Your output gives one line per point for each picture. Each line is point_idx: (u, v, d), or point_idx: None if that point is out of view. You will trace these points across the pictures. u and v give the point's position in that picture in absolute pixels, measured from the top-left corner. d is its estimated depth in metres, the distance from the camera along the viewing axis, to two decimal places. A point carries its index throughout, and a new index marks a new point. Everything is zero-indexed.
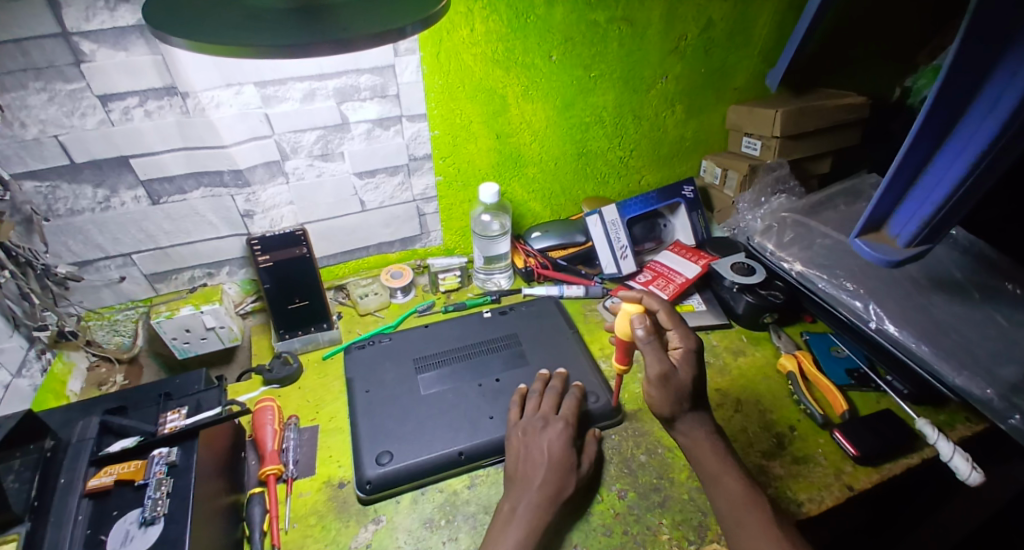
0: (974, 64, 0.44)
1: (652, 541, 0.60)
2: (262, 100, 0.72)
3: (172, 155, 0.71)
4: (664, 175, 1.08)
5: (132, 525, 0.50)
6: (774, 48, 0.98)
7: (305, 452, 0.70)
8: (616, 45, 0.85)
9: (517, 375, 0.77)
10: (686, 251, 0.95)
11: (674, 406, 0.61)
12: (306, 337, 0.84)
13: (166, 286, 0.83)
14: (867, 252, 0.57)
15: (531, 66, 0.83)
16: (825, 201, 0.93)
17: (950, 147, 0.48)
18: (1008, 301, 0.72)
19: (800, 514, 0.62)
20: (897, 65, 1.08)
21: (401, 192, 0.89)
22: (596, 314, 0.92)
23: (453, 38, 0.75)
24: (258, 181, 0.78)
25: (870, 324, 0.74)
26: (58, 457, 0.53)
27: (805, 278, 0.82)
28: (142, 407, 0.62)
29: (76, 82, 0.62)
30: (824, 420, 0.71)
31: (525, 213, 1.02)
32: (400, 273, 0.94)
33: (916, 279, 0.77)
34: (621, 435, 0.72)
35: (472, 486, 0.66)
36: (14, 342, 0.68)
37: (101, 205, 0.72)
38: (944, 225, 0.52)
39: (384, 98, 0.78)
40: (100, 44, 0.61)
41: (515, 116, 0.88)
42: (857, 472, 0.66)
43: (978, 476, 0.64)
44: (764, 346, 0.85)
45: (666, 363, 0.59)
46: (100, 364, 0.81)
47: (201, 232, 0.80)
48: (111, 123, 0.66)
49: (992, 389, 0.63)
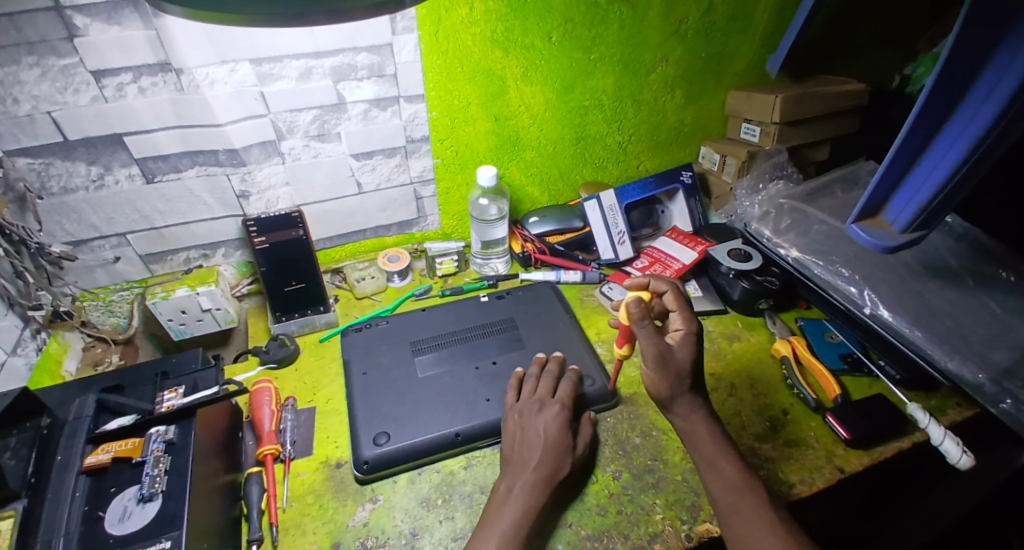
0: (975, 46, 0.44)
1: (646, 520, 0.61)
2: (258, 78, 0.71)
3: (167, 133, 0.70)
4: (663, 161, 1.08)
5: (130, 501, 0.50)
6: (775, 32, 0.97)
7: (303, 432, 0.70)
8: (616, 28, 0.85)
9: (514, 358, 0.77)
10: (684, 237, 0.95)
11: (672, 388, 0.62)
12: (302, 320, 0.84)
13: (162, 267, 0.83)
14: (864, 238, 0.57)
15: (531, 48, 0.82)
16: (822, 188, 0.93)
17: (948, 132, 0.48)
18: (1001, 287, 0.72)
19: (791, 495, 0.63)
20: (897, 52, 1.08)
21: (398, 175, 0.89)
22: (593, 299, 0.93)
23: (451, 17, 0.74)
24: (253, 161, 0.77)
25: (864, 310, 0.74)
26: (54, 434, 0.53)
27: (800, 264, 0.82)
28: (140, 386, 0.62)
29: (68, 57, 0.61)
30: (817, 403, 0.72)
31: (522, 198, 1.02)
32: (397, 257, 0.93)
33: (911, 265, 0.78)
34: (616, 418, 0.72)
35: (468, 466, 0.66)
36: (9, 321, 0.67)
37: (95, 183, 0.71)
38: (940, 211, 0.52)
39: (382, 77, 0.77)
40: (93, 19, 0.60)
41: (514, 99, 0.87)
42: (848, 455, 0.67)
43: (969, 460, 0.65)
44: (759, 331, 0.86)
45: (662, 344, 0.61)
46: (95, 345, 0.81)
47: (196, 212, 0.79)
48: (105, 99, 0.65)
49: (984, 373, 0.64)
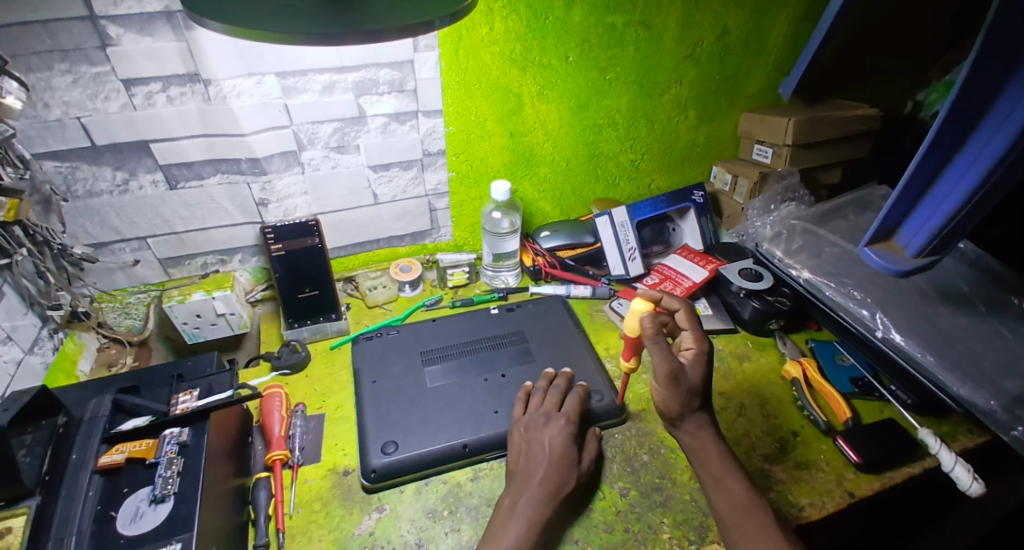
0: (987, 78, 0.45)
1: (653, 539, 0.60)
2: (283, 91, 0.73)
3: (192, 141, 0.72)
4: (675, 179, 1.09)
5: (142, 502, 0.51)
6: (788, 57, 0.98)
7: (312, 439, 0.70)
8: (631, 49, 0.86)
9: (523, 372, 0.77)
10: (694, 255, 0.95)
11: (681, 405, 0.61)
12: (314, 327, 0.85)
13: (179, 271, 0.84)
14: (876, 262, 0.57)
15: (548, 67, 0.83)
16: (834, 210, 0.93)
17: (961, 160, 0.49)
18: (1013, 314, 0.72)
19: (801, 519, 0.62)
20: (908, 79, 1.09)
21: (414, 187, 0.90)
22: (603, 315, 0.93)
23: (472, 36, 0.76)
24: (274, 171, 0.79)
25: (877, 333, 0.74)
26: (70, 433, 0.54)
27: (811, 285, 0.82)
28: (155, 387, 0.63)
29: (101, 65, 0.63)
30: (827, 427, 0.72)
31: (535, 212, 1.03)
32: (409, 267, 0.94)
33: (923, 290, 0.78)
34: (624, 434, 0.72)
35: (475, 478, 0.66)
36: (28, 320, 0.68)
37: (119, 188, 0.73)
38: (953, 237, 0.52)
39: (402, 92, 0.79)
40: (127, 29, 0.62)
41: (530, 115, 0.88)
42: (859, 479, 0.66)
43: (979, 487, 0.65)
44: (769, 352, 0.86)
45: (675, 363, 0.60)
46: (110, 346, 0.82)
47: (216, 219, 0.81)
48: (134, 107, 0.67)
49: (996, 400, 0.64)
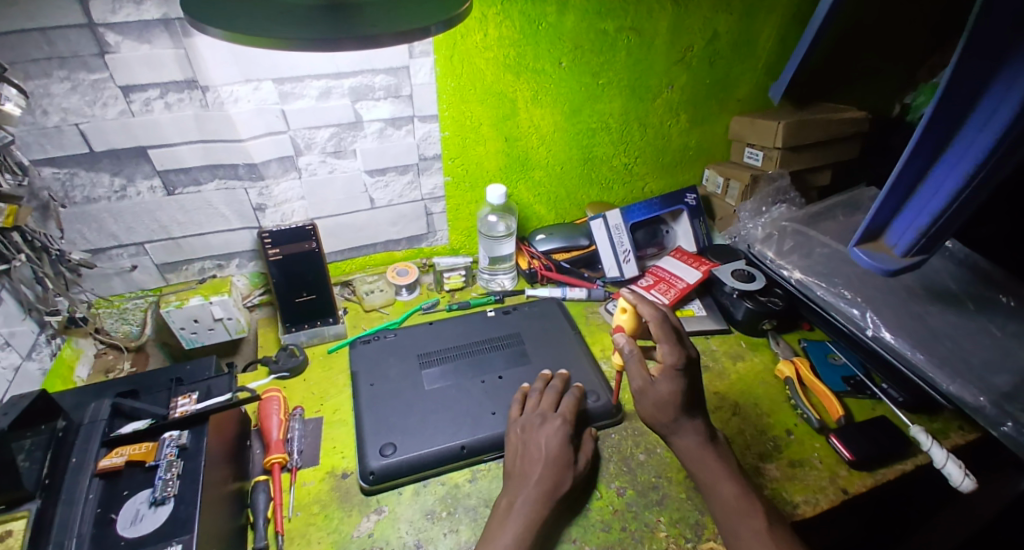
0: (971, 80, 0.46)
1: (650, 538, 0.61)
2: (280, 96, 0.73)
3: (190, 147, 0.73)
4: (668, 182, 1.10)
5: (142, 504, 0.51)
6: (777, 61, 1.00)
7: (310, 442, 0.71)
8: (624, 55, 0.88)
9: (520, 373, 0.78)
10: (688, 257, 0.97)
11: (656, 417, 0.64)
12: (312, 331, 0.85)
13: (177, 276, 0.85)
14: (865, 261, 0.58)
15: (542, 72, 0.85)
16: (824, 211, 0.95)
17: (946, 160, 0.50)
18: (1002, 312, 0.73)
19: (795, 516, 0.63)
20: (897, 82, 1.11)
21: (410, 191, 0.91)
22: (597, 316, 0.94)
23: (466, 42, 0.77)
24: (271, 176, 0.80)
25: (867, 332, 0.76)
26: (69, 437, 0.54)
27: (804, 285, 0.84)
28: (154, 391, 0.64)
29: (99, 72, 0.64)
30: (820, 425, 0.73)
31: (530, 216, 1.04)
32: (406, 271, 0.95)
33: (912, 289, 0.79)
34: (620, 434, 0.73)
35: (473, 479, 0.67)
36: (26, 326, 0.69)
37: (117, 194, 0.73)
38: (940, 236, 0.53)
39: (398, 98, 0.80)
40: (125, 36, 0.63)
41: (525, 120, 0.90)
42: (852, 476, 0.67)
43: (971, 483, 0.65)
44: (763, 351, 0.87)
45: (640, 378, 0.64)
46: (107, 352, 0.83)
47: (214, 224, 0.81)
48: (132, 113, 0.68)
49: (985, 396, 0.65)
